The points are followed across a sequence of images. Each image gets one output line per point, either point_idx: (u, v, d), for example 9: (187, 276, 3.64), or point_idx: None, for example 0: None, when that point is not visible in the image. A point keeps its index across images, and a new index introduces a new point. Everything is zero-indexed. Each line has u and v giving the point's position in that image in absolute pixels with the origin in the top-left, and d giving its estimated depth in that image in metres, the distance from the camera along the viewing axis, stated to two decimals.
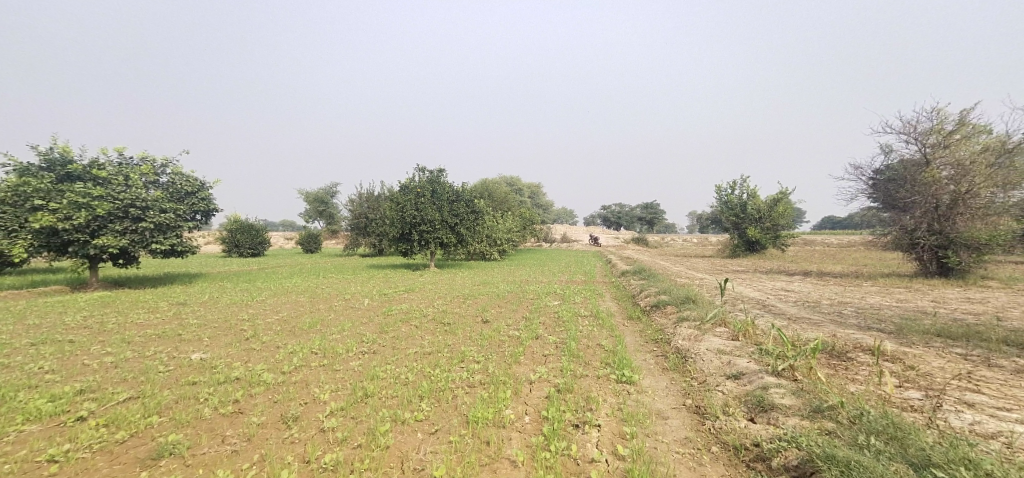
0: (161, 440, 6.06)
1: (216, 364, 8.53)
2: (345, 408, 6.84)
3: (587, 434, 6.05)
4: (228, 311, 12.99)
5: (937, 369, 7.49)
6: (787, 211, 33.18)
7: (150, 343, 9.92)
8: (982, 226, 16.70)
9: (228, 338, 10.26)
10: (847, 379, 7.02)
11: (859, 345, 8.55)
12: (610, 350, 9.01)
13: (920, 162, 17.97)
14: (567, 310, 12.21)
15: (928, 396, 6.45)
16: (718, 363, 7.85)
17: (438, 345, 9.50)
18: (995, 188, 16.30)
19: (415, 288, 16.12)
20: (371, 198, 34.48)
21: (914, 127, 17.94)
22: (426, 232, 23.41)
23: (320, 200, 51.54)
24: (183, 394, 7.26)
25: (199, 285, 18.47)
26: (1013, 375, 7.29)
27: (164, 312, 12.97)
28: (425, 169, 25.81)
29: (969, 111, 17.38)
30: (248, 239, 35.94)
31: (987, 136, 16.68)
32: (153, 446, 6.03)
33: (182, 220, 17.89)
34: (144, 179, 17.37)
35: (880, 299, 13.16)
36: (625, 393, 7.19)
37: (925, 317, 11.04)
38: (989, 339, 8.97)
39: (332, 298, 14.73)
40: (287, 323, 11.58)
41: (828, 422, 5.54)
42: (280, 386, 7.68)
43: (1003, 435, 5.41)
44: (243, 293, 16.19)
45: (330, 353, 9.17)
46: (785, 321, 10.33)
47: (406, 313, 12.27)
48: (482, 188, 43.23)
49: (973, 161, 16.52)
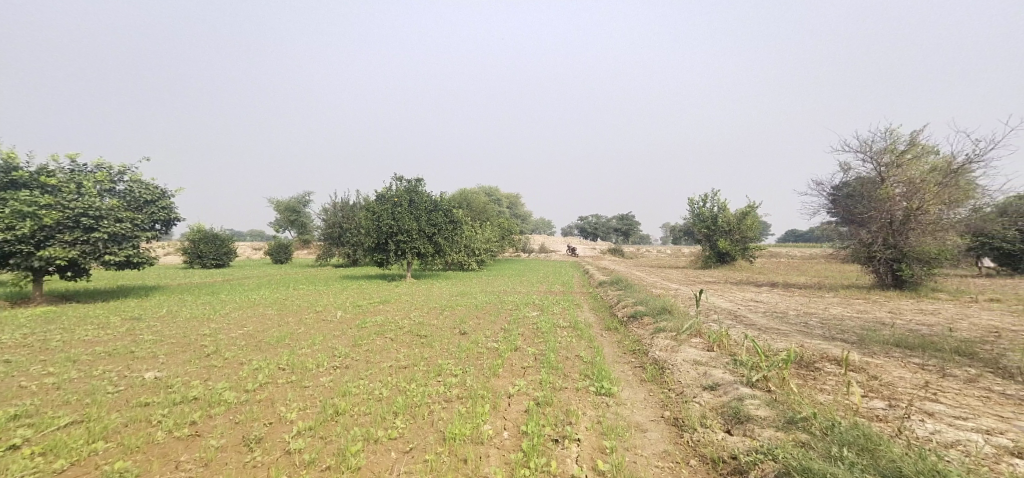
0: (105, 469, 5.68)
1: (173, 383, 8.10)
2: (314, 427, 6.59)
3: (567, 449, 6.00)
4: (189, 326, 12.41)
5: (900, 379, 7.76)
6: (755, 224, 34.23)
7: (100, 361, 9.37)
8: (932, 241, 17.56)
9: (187, 355, 9.77)
10: (816, 389, 7.20)
11: (827, 355, 8.80)
12: (588, 362, 9.00)
13: (875, 179, 18.83)
14: (545, 322, 12.16)
15: (893, 405, 6.67)
16: (694, 374, 7.94)
17: (414, 358, 9.30)
18: (943, 205, 17.21)
19: (390, 299, 15.81)
20: (346, 207, 33.84)
21: (870, 146, 18.82)
22: (403, 242, 23.06)
23: (291, 209, 50.13)
24: (134, 417, 6.85)
25: (159, 298, 17.66)
26: (969, 384, 7.62)
27: (120, 327, 12.31)
28: (403, 177, 25.56)
29: (919, 132, 18.36)
30: (212, 249, 34.69)
31: (935, 156, 17.62)
32: (96, 475, 5.65)
33: (139, 230, 17.09)
34: (98, 187, 16.56)
35: (843, 311, 13.64)
36: (603, 406, 7.17)
37: (885, 327, 11.48)
38: (944, 349, 9.38)
39: (303, 310, 14.28)
40: (254, 337, 11.14)
41: (801, 434, 5.65)
42: (244, 405, 7.34)
43: (963, 443, 5.62)
44: (206, 306, 15.53)
45: (299, 369, 8.84)
46: (756, 332, 10.55)
47: (381, 325, 11.99)
48: (459, 197, 43.03)
49: (923, 179, 17.39)
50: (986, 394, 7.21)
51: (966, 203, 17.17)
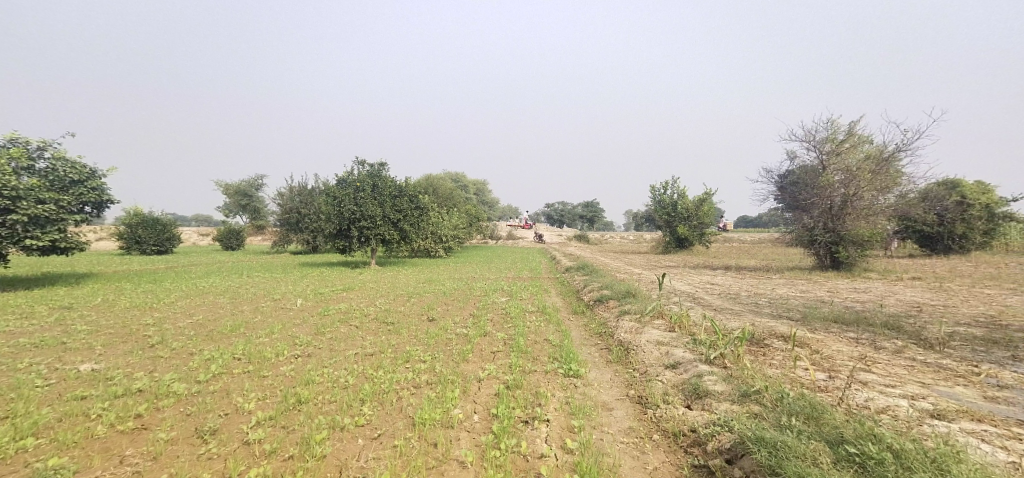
0: (36, 466, 5.40)
1: (113, 376, 7.73)
2: (275, 417, 6.48)
3: (537, 429, 6.20)
4: (130, 316, 11.77)
5: (839, 352, 8.41)
6: (712, 210, 35.55)
7: (25, 354, 8.77)
8: (865, 225, 18.85)
9: (127, 346, 9.30)
10: (766, 364, 7.72)
11: (775, 333, 9.40)
12: (556, 345, 9.24)
13: (817, 167, 19.98)
14: (513, 307, 12.32)
15: (833, 376, 7.24)
16: (657, 353, 8.33)
17: (382, 345, 9.26)
18: (876, 192, 18.45)
19: (353, 286, 15.57)
20: (304, 191, 32.68)
21: (813, 135, 19.91)
22: (365, 229, 22.56)
23: (242, 193, 47.90)
24: (68, 411, 6.51)
25: (93, 287, 16.55)
26: (896, 354, 8.36)
27: (48, 317, 11.49)
28: (366, 162, 24.97)
29: (856, 123, 19.52)
30: (153, 235, 32.82)
31: (870, 145, 18.82)
32: (26, 473, 5.36)
33: (66, 212, 15.90)
34: (16, 165, 15.23)
35: (787, 290, 14.53)
36: (571, 387, 7.41)
37: (825, 305, 12.35)
38: (875, 324, 10.21)
39: (260, 299, 13.82)
40: (206, 327, 10.71)
41: (754, 406, 6.08)
42: (196, 397, 7.12)
43: (892, 409, 6.21)
44: (150, 295, 14.72)
45: (257, 358, 8.62)
46: (712, 312, 11.13)
47: (345, 313, 11.81)
48: (425, 183, 42.55)
49: (859, 167, 18.56)
50: (912, 363, 7.95)
51: (895, 190, 18.48)
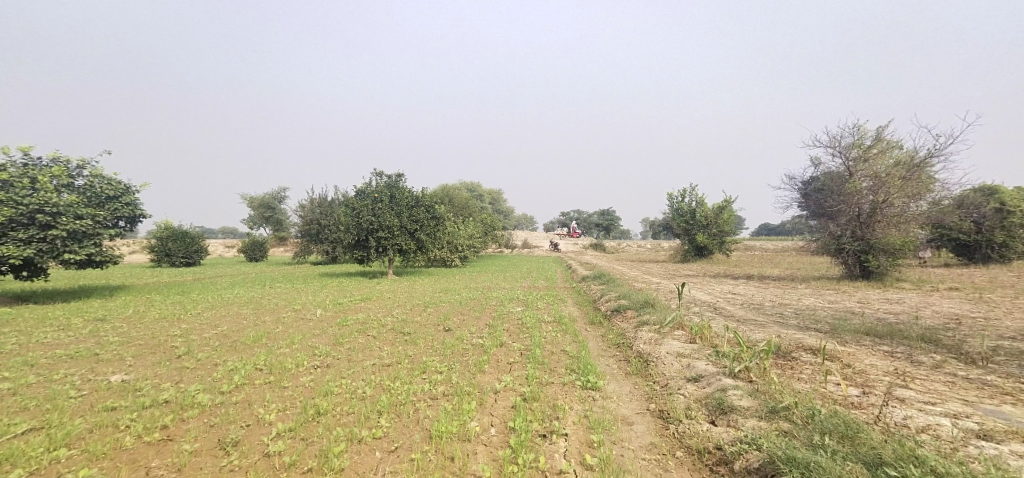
0: (67, 477, 5.42)
1: (142, 387, 7.80)
2: (294, 429, 6.43)
3: (556, 444, 6.00)
4: (158, 327, 11.96)
5: (872, 366, 8.01)
6: (731, 218, 34.98)
7: (60, 365, 8.94)
8: (896, 233, 18.18)
9: (155, 357, 9.42)
10: (794, 378, 7.38)
11: (802, 345, 9.03)
12: (574, 356, 9.03)
13: (843, 174, 19.41)
14: (530, 317, 12.15)
15: (867, 392, 6.88)
16: (678, 366, 8.06)
17: (399, 355, 9.19)
18: (907, 198, 17.82)
19: (371, 297, 15.60)
20: (324, 203, 33.17)
21: (839, 141, 19.38)
22: (383, 239, 22.70)
23: (265, 205, 48.91)
24: (99, 422, 6.56)
25: (122, 298, 16.93)
26: (933, 370, 7.94)
27: (79, 329, 11.75)
28: (384, 173, 25.24)
29: (884, 128, 18.97)
30: (182, 247, 33.59)
31: (899, 150, 18.23)
32: None
33: (102, 227, 16.35)
34: (56, 182, 15.74)
35: (815, 301, 14.05)
36: (590, 400, 7.20)
37: (854, 316, 11.87)
38: (909, 337, 9.73)
39: (280, 309, 13.93)
40: (229, 338, 10.81)
41: (784, 422, 5.78)
42: (219, 408, 7.12)
43: (932, 428, 5.84)
44: (176, 307, 14.98)
45: (277, 369, 8.62)
46: (735, 323, 10.77)
47: (363, 323, 11.80)
48: (443, 193, 42.85)
49: (888, 173, 17.96)
50: (951, 379, 7.51)
51: (927, 196, 17.81)
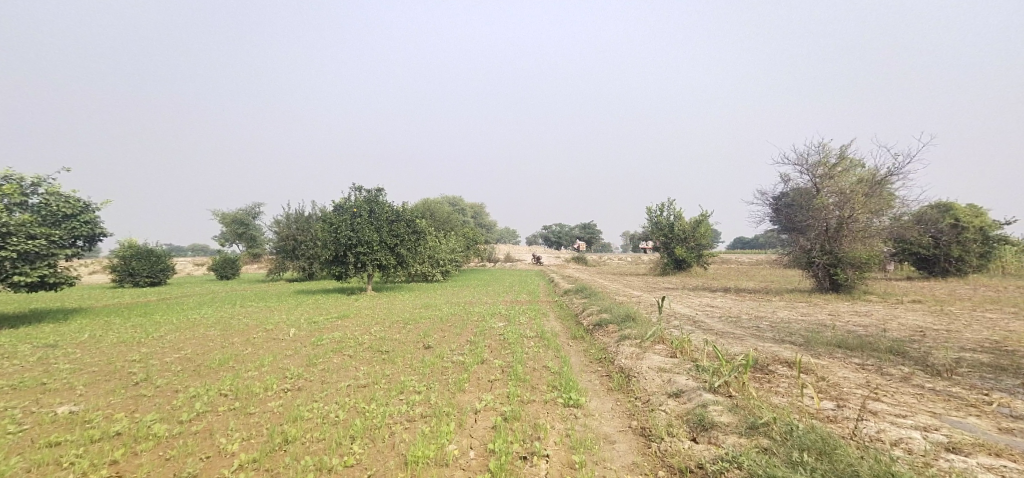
0: None
1: (92, 418, 7.40)
2: (259, 459, 6.17)
3: (536, 467, 5.90)
4: (118, 352, 11.41)
5: (845, 379, 8.17)
6: (708, 232, 35.65)
7: (3, 397, 8.42)
8: (862, 247, 18.78)
9: (110, 385, 8.97)
10: (772, 392, 7.47)
11: (779, 358, 9.16)
12: (556, 372, 8.96)
13: (811, 190, 20.05)
14: (512, 332, 12.03)
15: (841, 405, 7.00)
16: (659, 381, 8.07)
17: (375, 375, 8.97)
18: (871, 214, 18.47)
19: (348, 314, 15.25)
20: (301, 218, 32.50)
21: (806, 159, 20.05)
22: (362, 254, 22.31)
23: (237, 221, 47.63)
24: (40, 460, 6.17)
25: (80, 322, 16.14)
26: (904, 382, 8.13)
27: (31, 357, 11.12)
28: (363, 187, 24.87)
29: (847, 147, 19.75)
30: (146, 266, 32.38)
31: (861, 168, 18.98)
32: None
33: (57, 247, 15.63)
34: (8, 200, 15.04)
35: (788, 314, 14.33)
36: (571, 418, 7.12)
37: (827, 329, 12.14)
38: (879, 349, 9.99)
39: (252, 329, 13.47)
40: (193, 362, 10.37)
41: (763, 439, 5.82)
42: (176, 439, 6.78)
43: (904, 441, 5.96)
44: (140, 329, 14.33)
45: (244, 394, 8.30)
46: (713, 336, 10.89)
47: (339, 342, 11.51)
48: (422, 207, 42.52)
49: (853, 190, 18.62)
50: (920, 391, 7.71)
51: (889, 212, 18.52)
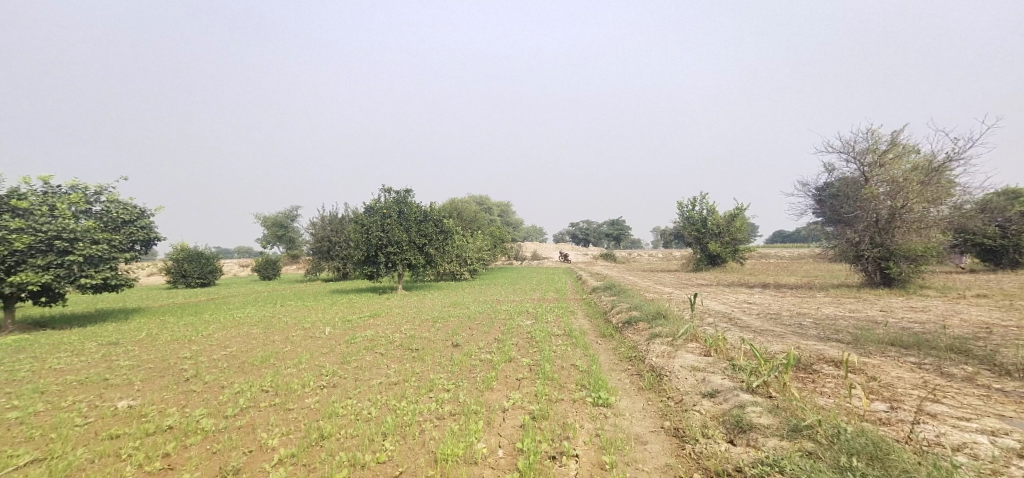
0: None
1: (147, 412, 7.67)
2: (297, 454, 6.22)
3: (566, 467, 5.73)
4: (169, 349, 11.91)
5: (899, 379, 7.59)
6: (744, 226, 34.38)
7: (69, 392, 8.85)
8: (917, 239, 17.64)
9: (164, 381, 9.32)
10: (816, 393, 7.01)
11: (824, 357, 8.62)
12: (584, 371, 8.72)
13: (858, 179, 19.02)
14: (540, 331, 11.83)
15: (895, 407, 6.49)
16: (693, 380, 7.72)
17: (405, 373, 8.96)
18: (927, 203, 17.31)
19: (380, 313, 15.42)
20: (334, 220, 33.25)
21: (852, 146, 19.00)
22: (393, 254, 22.61)
23: (278, 224, 49.13)
24: (101, 451, 6.40)
25: (136, 321, 16.94)
26: (967, 382, 7.48)
27: (92, 354, 11.71)
28: (392, 188, 25.08)
29: (898, 132, 18.61)
30: (197, 268, 33.87)
31: (916, 154, 17.85)
32: None
33: (117, 251, 16.45)
34: (74, 209, 15.91)
35: (835, 310, 13.56)
36: (602, 418, 6.89)
37: (877, 326, 11.38)
38: (937, 347, 9.27)
39: (290, 328, 13.80)
40: (237, 359, 10.67)
41: (807, 442, 5.44)
42: (221, 433, 6.94)
43: (969, 446, 5.45)
44: (187, 328, 14.91)
45: (283, 390, 8.46)
46: (751, 334, 10.38)
47: (371, 340, 11.60)
48: (451, 206, 42.85)
49: (906, 178, 17.51)
50: (985, 392, 7.07)
51: (948, 201, 17.34)
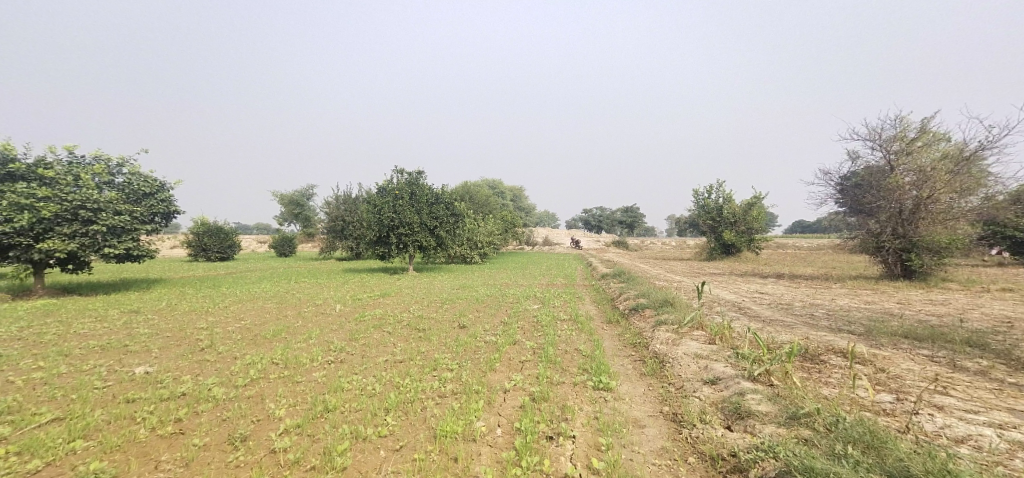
0: (79, 470, 5.54)
1: (162, 379, 7.97)
2: (302, 425, 6.42)
3: (562, 447, 5.81)
4: (186, 319, 12.30)
5: (908, 371, 7.47)
6: (761, 215, 33.74)
7: (90, 356, 9.22)
8: (942, 230, 17.18)
9: (180, 349, 9.65)
10: (820, 383, 6.95)
11: (832, 348, 8.52)
12: (588, 356, 8.77)
13: (883, 168, 18.47)
14: (546, 315, 11.90)
15: (900, 398, 6.41)
16: (696, 368, 7.71)
17: (411, 352, 9.13)
18: (955, 194, 16.78)
19: (390, 292, 15.67)
20: (348, 200, 33.85)
21: (879, 133, 18.41)
22: (404, 235, 22.82)
23: (295, 202, 49.88)
24: (117, 414, 6.70)
25: (156, 291, 17.50)
26: (980, 376, 7.32)
27: (113, 320, 12.16)
28: (404, 170, 25.17)
29: (928, 119, 17.97)
30: (217, 242, 34.68)
31: (946, 142, 17.23)
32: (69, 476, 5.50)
33: (139, 223, 16.94)
34: (97, 179, 16.36)
35: (850, 302, 13.33)
36: (601, 401, 6.95)
37: (892, 319, 11.17)
38: (952, 340, 9.07)
39: (301, 304, 14.11)
40: (250, 332, 10.97)
41: (804, 430, 5.43)
42: (232, 402, 7.19)
43: (972, 438, 5.38)
44: (204, 300, 15.37)
45: (292, 363, 8.70)
46: (760, 324, 10.31)
47: (380, 319, 11.82)
48: (464, 190, 42.90)
49: (934, 167, 16.96)
50: (997, 386, 6.92)
51: (978, 192, 16.76)
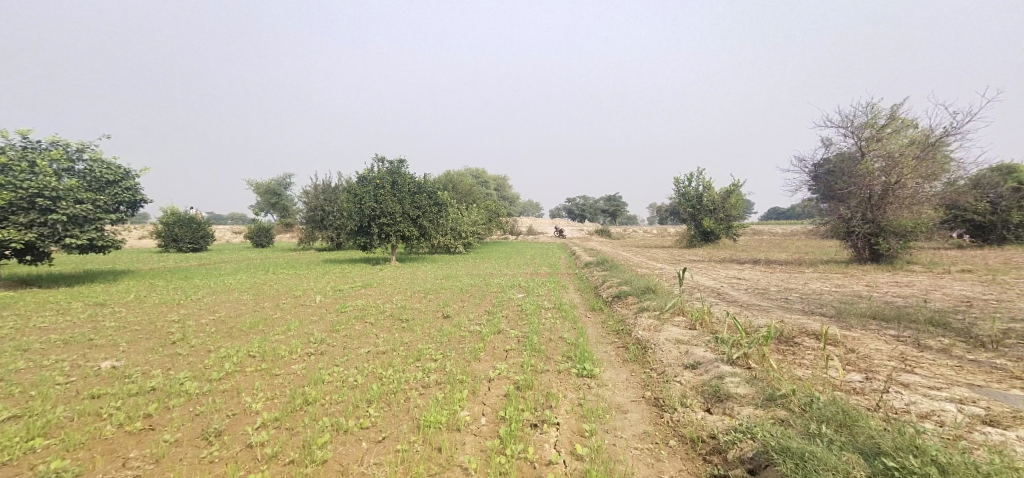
0: (40, 469, 5.38)
1: (130, 374, 7.76)
2: (280, 419, 6.35)
3: (546, 434, 5.88)
4: (157, 312, 11.96)
5: (877, 351, 7.75)
6: (739, 203, 34.36)
7: (53, 351, 8.92)
8: (908, 215, 17.76)
9: (149, 343, 9.40)
10: (795, 365, 7.16)
11: (806, 330, 8.79)
12: (571, 343, 8.87)
13: (855, 155, 18.95)
14: (530, 304, 11.98)
15: (870, 377, 6.65)
16: (677, 353, 7.86)
17: (394, 343, 9.08)
18: (921, 179, 17.31)
19: (372, 283, 15.53)
20: (327, 189, 33.25)
21: (851, 121, 18.87)
22: (386, 225, 22.60)
23: (271, 192, 48.73)
24: (81, 410, 6.52)
25: (125, 283, 16.98)
26: (944, 354, 7.65)
27: (79, 314, 11.77)
28: (385, 158, 24.89)
29: (898, 106, 18.46)
30: (188, 233, 33.75)
31: (914, 129, 17.74)
32: (29, 475, 5.34)
33: (102, 212, 16.35)
34: (55, 166, 15.71)
35: (821, 285, 13.74)
36: (585, 388, 7.05)
37: (862, 301, 11.56)
38: (917, 320, 9.44)
39: (281, 295, 13.88)
40: (225, 325, 10.75)
41: (781, 411, 5.60)
42: (206, 396, 7.06)
43: (936, 414, 5.63)
44: (177, 292, 14.97)
45: (270, 356, 8.56)
46: (738, 308, 10.61)
47: (361, 310, 11.72)
48: (446, 179, 42.57)
49: (902, 153, 17.46)
50: (960, 363, 7.23)
51: (942, 177, 17.34)
